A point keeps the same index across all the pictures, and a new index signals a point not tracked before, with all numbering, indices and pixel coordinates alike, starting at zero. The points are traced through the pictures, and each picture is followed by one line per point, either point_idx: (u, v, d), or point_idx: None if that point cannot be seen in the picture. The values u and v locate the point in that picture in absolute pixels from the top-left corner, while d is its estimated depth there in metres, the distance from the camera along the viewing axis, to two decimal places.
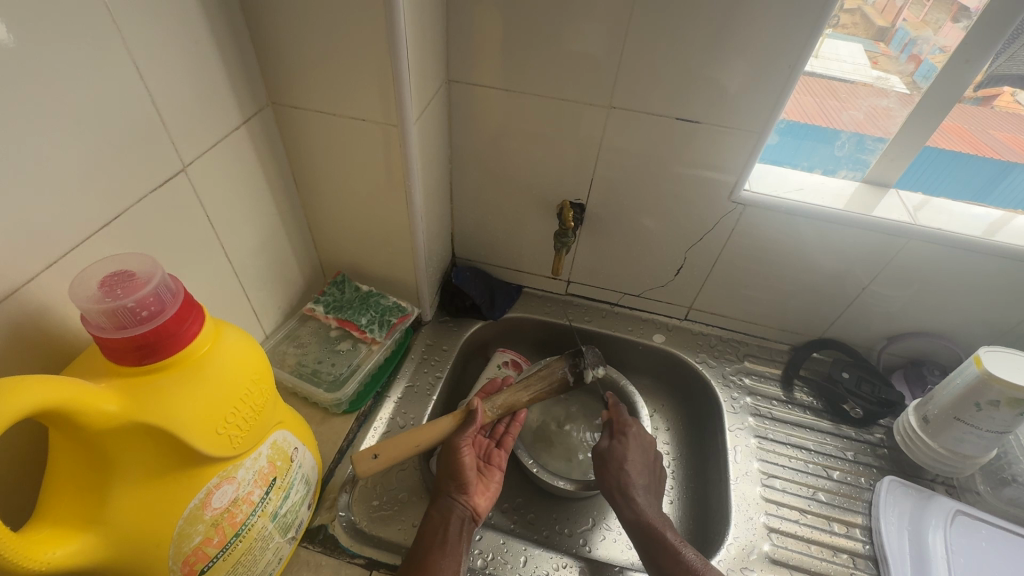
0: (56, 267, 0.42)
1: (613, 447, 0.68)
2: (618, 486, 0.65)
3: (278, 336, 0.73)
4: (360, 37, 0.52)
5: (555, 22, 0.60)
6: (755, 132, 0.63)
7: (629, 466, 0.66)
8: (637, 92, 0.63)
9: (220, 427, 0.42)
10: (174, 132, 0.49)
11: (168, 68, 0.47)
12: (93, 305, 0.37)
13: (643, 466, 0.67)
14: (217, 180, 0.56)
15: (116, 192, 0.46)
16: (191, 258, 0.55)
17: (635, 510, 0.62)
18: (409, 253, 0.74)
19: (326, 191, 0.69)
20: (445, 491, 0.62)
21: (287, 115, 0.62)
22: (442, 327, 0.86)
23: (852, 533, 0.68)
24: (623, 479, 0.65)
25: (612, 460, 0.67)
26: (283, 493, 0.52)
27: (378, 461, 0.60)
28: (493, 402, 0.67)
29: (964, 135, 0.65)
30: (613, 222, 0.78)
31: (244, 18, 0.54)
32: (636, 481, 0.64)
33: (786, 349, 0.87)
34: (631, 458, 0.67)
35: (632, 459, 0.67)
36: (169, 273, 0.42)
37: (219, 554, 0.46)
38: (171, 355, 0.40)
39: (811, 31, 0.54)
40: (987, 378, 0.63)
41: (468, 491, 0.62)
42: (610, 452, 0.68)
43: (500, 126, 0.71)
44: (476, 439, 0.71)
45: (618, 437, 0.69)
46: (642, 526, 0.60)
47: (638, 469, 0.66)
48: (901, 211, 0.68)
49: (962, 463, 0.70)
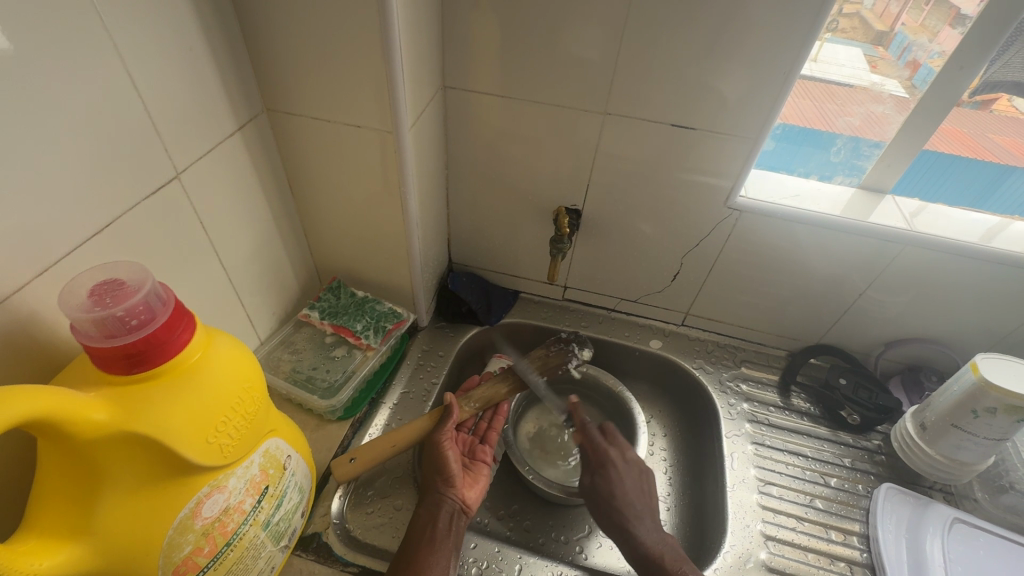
0: (47, 275, 0.42)
1: (598, 484, 0.64)
2: (613, 521, 0.62)
3: (273, 342, 0.73)
4: (355, 43, 0.52)
5: (551, 29, 0.60)
6: (751, 138, 0.63)
7: (621, 500, 0.63)
8: (633, 98, 0.63)
9: (211, 436, 0.42)
10: (167, 139, 0.49)
11: (162, 76, 0.47)
12: (82, 314, 0.38)
13: (637, 490, 0.64)
14: (211, 187, 0.56)
15: (109, 199, 0.45)
16: (185, 265, 0.55)
17: (633, 542, 0.60)
18: (404, 259, 0.74)
19: (322, 197, 0.69)
20: (433, 486, 0.62)
21: (282, 121, 0.62)
22: (438, 333, 0.86)
23: (849, 541, 0.68)
24: (619, 517, 0.62)
25: (602, 500, 0.63)
26: (276, 501, 0.52)
27: (355, 463, 0.62)
28: (471, 397, 0.69)
29: (964, 140, 0.65)
30: (610, 228, 0.78)
31: (239, 25, 0.54)
32: (631, 509, 0.62)
33: (783, 355, 0.87)
34: (623, 488, 0.64)
35: (622, 493, 0.63)
36: (160, 281, 0.41)
37: (209, 563, 0.45)
38: (161, 364, 0.39)
39: (806, 38, 0.55)
40: (984, 385, 0.62)
41: (456, 485, 0.62)
42: (595, 491, 0.64)
43: (496, 131, 0.71)
44: (459, 437, 0.71)
45: (600, 473, 0.65)
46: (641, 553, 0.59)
47: (635, 494, 0.64)
48: (897, 218, 0.68)
49: (959, 471, 0.70)
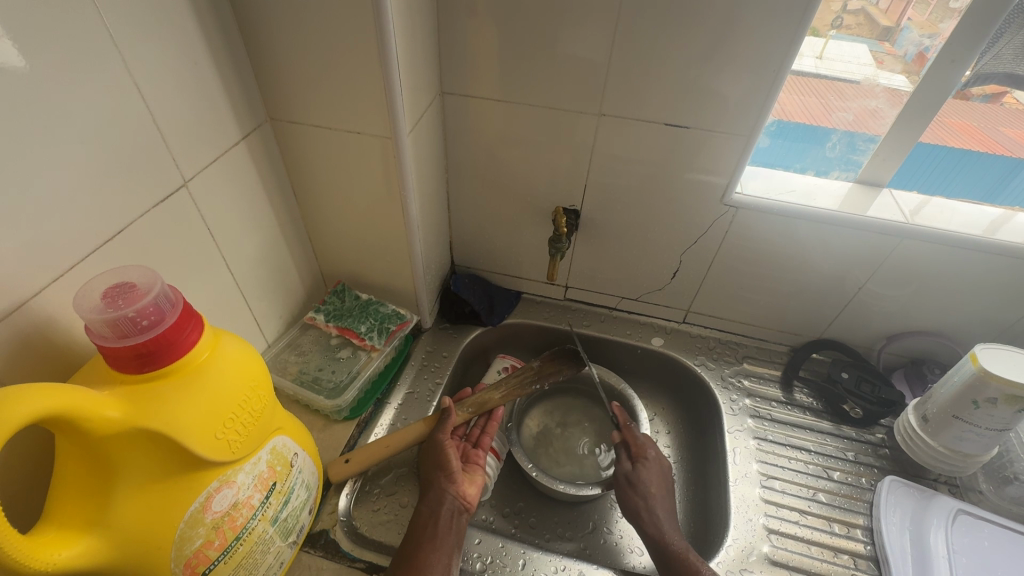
0: (61, 281, 0.44)
1: (640, 471, 0.67)
2: (644, 503, 0.65)
3: (280, 345, 0.75)
4: (353, 52, 0.54)
5: (545, 35, 0.62)
6: (744, 135, 0.64)
7: (653, 488, 0.66)
8: (626, 100, 0.65)
9: (219, 432, 0.44)
10: (172, 145, 0.51)
11: (169, 90, 0.50)
12: (96, 315, 0.39)
13: (661, 487, 0.66)
14: (218, 195, 0.58)
15: (120, 206, 0.47)
16: (193, 270, 0.57)
17: (658, 529, 0.62)
18: (406, 262, 0.75)
19: (325, 203, 0.71)
20: (434, 482, 0.63)
21: (286, 130, 0.64)
22: (442, 334, 0.87)
23: (853, 534, 0.68)
24: (639, 505, 0.65)
25: (640, 485, 0.66)
26: (284, 498, 0.53)
27: (348, 464, 0.65)
28: (464, 403, 0.71)
29: (973, 133, 0.65)
30: (609, 226, 0.78)
31: (243, 39, 0.57)
32: (658, 500, 0.65)
33: (785, 350, 0.88)
34: (654, 484, 0.66)
35: (653, 482, 0.66)
36: (169, 284, 0.43)
37: (220, 557, 0.47)
38: (171, 363, 0.41)
39: (794, 37, 0.56)
40: (983, 376, 0.62)
41: (456, 481, 0.62)
42: (635, 474, 0.67)
43: (494, 135, 0.72)
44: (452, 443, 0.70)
45: (642, 461, 0.68)
46: (664, 549, 0.60)
47: (660, 492, 0.66)
48: (894, 211, 0.68)
49: (963, 462, 0.70)
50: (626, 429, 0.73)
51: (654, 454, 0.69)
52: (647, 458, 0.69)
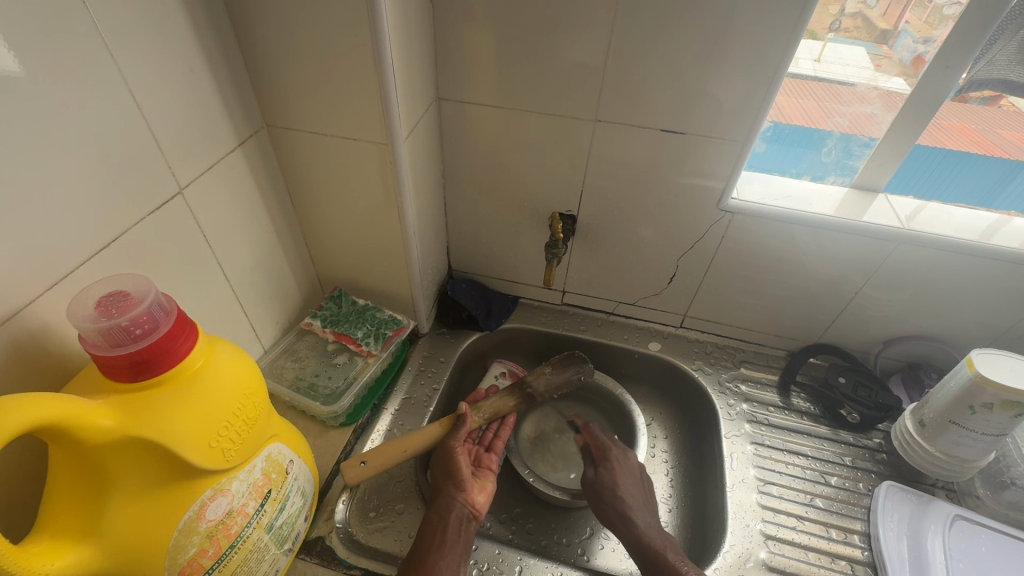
0: (56, 289, 0.44)
1: (601, 476, 0.68)
2: (616, 510, 0.64)
3: (277, 351, 0.75)
4: (349, 60, 0.54)
5: (541, 42, 0.62)
6: (740, 140, 0.64)
7: (624, 488, 0.66)
8: (622, 106, 0.65)
9: (213, 441, 0.44)
10: (169, 152, 0.51)
11: (165, 98, 0.50)
12: (90, 324, 0.39)
13: (635, 487, 0.67)
14: (215, 201, 0.58)
15: (115, 214, 0.48)
16: (189, 276, 0.57)
17: (635, 532, 0.62)
18: (403, 268, 0.75)
19: (321, 209, 0.71)
20: (444, 491, 0.63)
21: (282, 136, 0.64)
22: (439, 339, 0.87)
23: (850, 540, 0.68)
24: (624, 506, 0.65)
25: (605, 491, 0.66)
26: (279, 505, 0.53)
27: (365, 466, 0.63)
28: (481, 409, 0.70)
29: (972, 137, 0.64)
30: (606, 230, 0.78)
31: (239, 45, 0.57)
32: (633, 501, 0.65)
33: (783, 355, 0.88)
34: (626, 483, 0.67)
35: (624, 482, 0.67)
36: (163, 292, 0.43)
37: (214, 565, 0.47)
38: (165, 372, 0.41)
39: (788, 43, 0.56)
40: (979, 381, 0.62)
41: (466, 489, 0.63)
42: (598, 481, 0.67)
43: (491, 140, 0.72)
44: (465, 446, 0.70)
45: (604, 465, 0.69)
46: (644, 549, 0.61)
47: (633, 491, 0.67)
48: (890, 216, 0.68)
49: (960, 468, 0.70)
50: (586, 432, 0.73)
51: (616, 455, 0.70)
52: (608, 459, 0.69)
